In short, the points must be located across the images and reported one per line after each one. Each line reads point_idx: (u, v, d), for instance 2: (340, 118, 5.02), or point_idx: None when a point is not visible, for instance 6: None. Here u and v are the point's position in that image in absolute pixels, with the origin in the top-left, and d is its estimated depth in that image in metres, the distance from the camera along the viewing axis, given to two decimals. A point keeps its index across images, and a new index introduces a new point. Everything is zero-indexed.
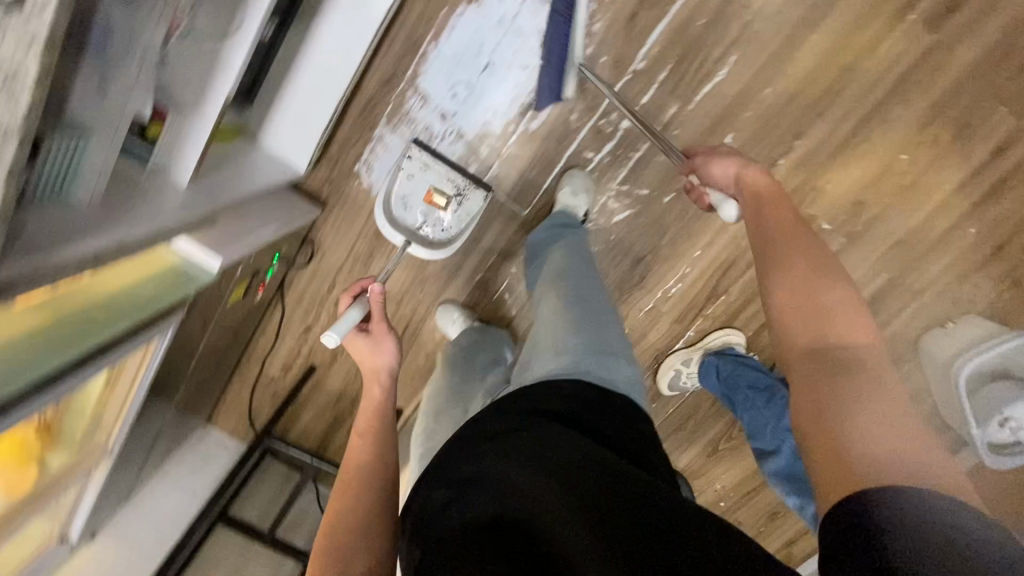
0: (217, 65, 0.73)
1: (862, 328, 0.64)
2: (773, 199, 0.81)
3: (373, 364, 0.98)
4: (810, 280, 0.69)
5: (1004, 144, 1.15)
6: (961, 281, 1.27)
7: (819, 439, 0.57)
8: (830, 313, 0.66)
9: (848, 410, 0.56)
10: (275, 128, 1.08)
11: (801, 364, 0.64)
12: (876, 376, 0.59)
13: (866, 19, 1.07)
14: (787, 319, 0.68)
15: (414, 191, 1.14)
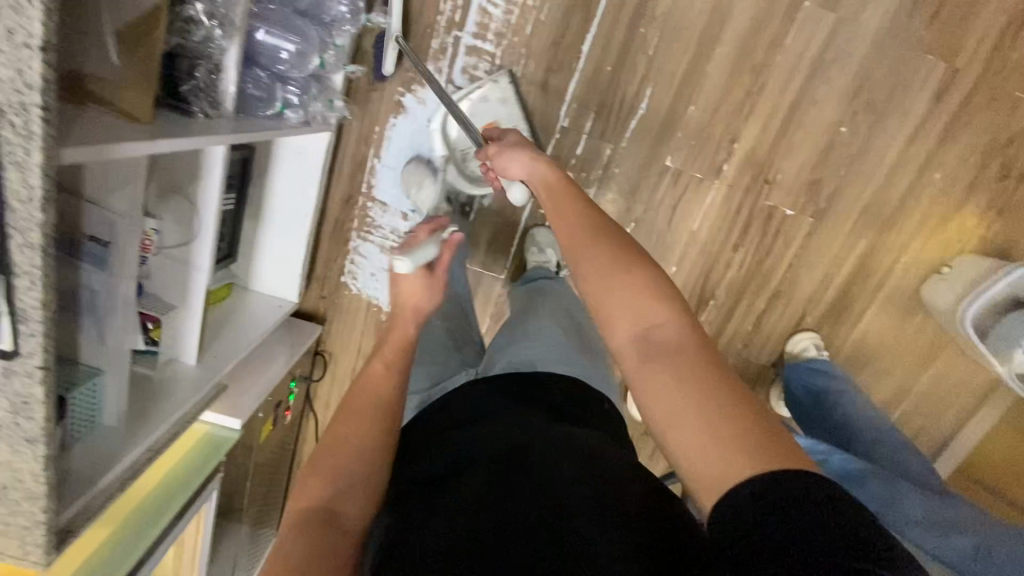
0: (188, 263, 0.83)
1: (666, 305, 0.64)
2: (567, 188, 0.78)
3: (416, 304, 0.89)
4: (615, 266, 0.66)
5: (941, 89, 1.15)
6: (943, 225, 1.26)
7: (681, 427, 0.56)
8: (641, 299, 0.64)
9: (695, 397, 0.56)
10: (261, 273, 1.20)
11: (630, 356, 0.62)
12: (699, 361, 0.59)
13: (764, 18, 1.10)
14: (603, 312, 0.66)
15: (480, 115, 1.13)
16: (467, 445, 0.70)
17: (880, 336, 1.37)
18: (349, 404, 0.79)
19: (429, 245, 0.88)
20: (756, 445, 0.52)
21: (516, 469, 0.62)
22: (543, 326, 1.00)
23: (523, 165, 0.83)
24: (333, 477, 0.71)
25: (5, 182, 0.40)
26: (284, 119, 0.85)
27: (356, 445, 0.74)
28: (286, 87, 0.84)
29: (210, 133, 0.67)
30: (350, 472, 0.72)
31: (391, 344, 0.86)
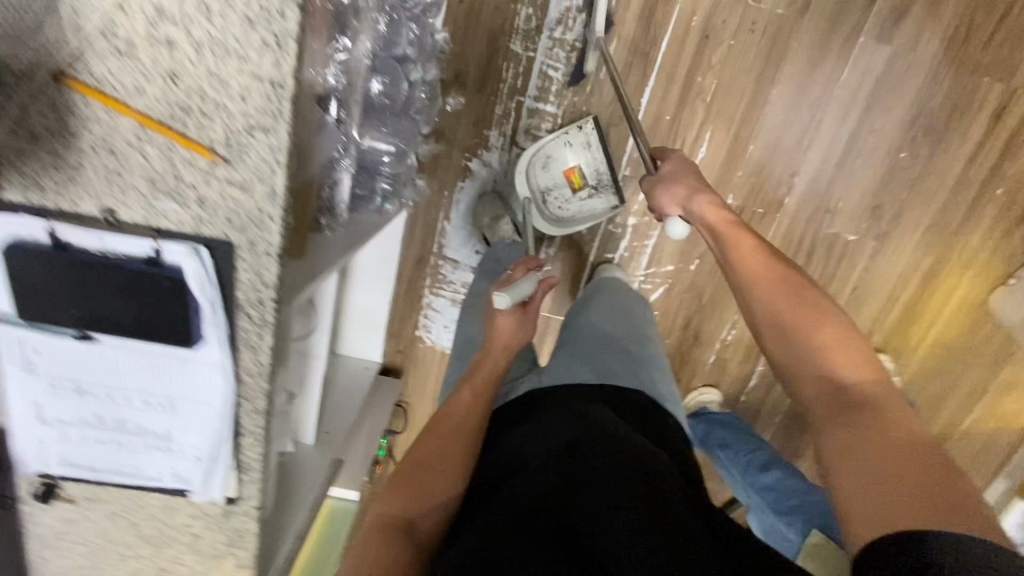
0: (309, 355, 0.89)
1: (867, 365, 0.69)
2: (746, 234, 0.85)
3: (509, 340, 0.88)
4: (814, 320, 0.74)
5: (1000, 109, 1.16)
6: (1008, 239, 1.27)
7: (861, 471, 0.59)
8: (841, 352, 0.71)
9: (881, 444, 0.60)
10: (345, 337, 1.26)
11: (822, 404, 0.68)
12: (897, 417, 0.64)
13: (818, 58, 1.12)
14: (790, 348, 0.74)
15: (561, 159, 1.17)
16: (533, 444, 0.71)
17: (949, 348, 1.38)
18: (435, 424, 0.77)
19: (528, 282, 0.90)
20: (931, 503, 0.54)
21: (581, 474, 0.63)
22: (613, 335, 0.97)
23: (681, 196, 0.93)
24: (412, 487, 0.70)
25: (240, 358, 0.51)
26: (384, 211, 0.91)
27: (437, 459, 0.72)
28: (381, 182, 0.87)
29: (332, 260, 0.71)
30: (433, 485, 0.70)
31: (482, 376, 0.84)
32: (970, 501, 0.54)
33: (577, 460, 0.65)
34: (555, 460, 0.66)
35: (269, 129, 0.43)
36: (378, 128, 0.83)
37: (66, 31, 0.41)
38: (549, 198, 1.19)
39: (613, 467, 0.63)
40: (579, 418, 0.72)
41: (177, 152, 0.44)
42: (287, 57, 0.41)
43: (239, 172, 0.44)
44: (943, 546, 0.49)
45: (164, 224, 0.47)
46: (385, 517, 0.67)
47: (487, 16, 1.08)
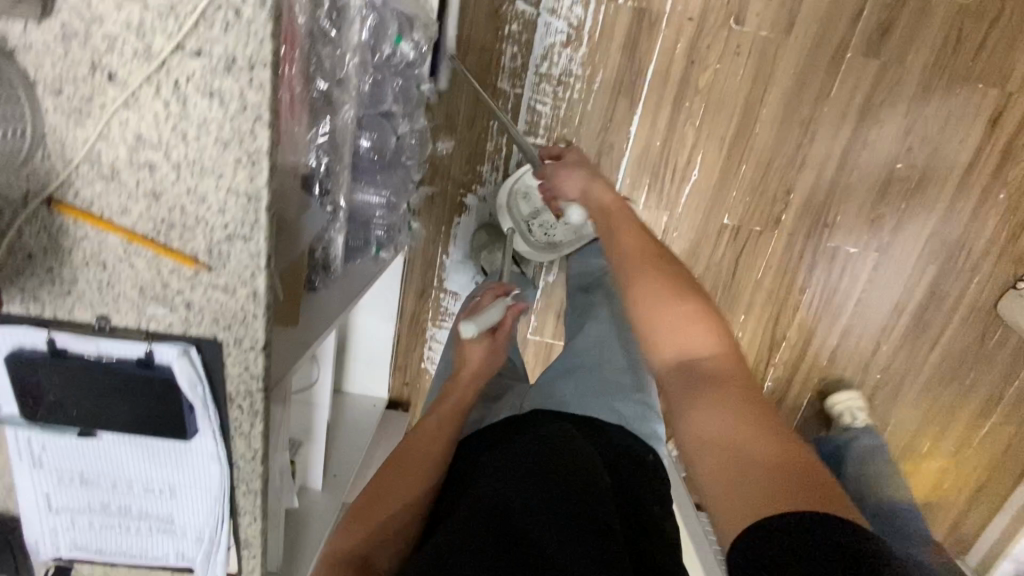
0: (313, 404, 0.91)
1: (715, 336, 0.68)
2: (626, 214, 0.87)
3: (477, 368, 0.88)
4: (668, 296, 0.72)
5: (995, 114, 1.15)
6: (1014, 242, 1.25)
7: (714, 451, 0.57)
8: (689, 326, 0.69)
9: (730, 417, 0.59)
10: (353, 374, 1.28)
11: (671, 379, 0.67)
12: (742, 388, 0.62)
13: (806, 75, 1.12)
14: (654, 326, 0.71)
15: (540, 187, 1.16)
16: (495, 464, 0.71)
17: (961, 354, 1.36)
18: (404, 449, 0.77)
19: (496, 309, 0.90)
20: (778, 480, 0.52)
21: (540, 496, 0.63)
22: (599, 362, 0.94)
23: (578, 182, 0.95)
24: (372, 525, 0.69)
25: (233, 448, 0.46)
26: (381, 258, 0.93)
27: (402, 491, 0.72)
28: (376, 230, 0.89)
29: (327, 322, 0.72)
30: (395, 521, 0.70)
31: (450, 405, 0.84)
32: (816, 473, 0.53)
33: (540, 480, 0.65)
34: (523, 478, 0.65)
35: (250, 236, 0.39)
36: (371, 181, 0.85)
37: (43, 135, 0.37)
38: (535, 226, 1.17)
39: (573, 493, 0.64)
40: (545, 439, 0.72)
41: (160, 259, 0.40)
42: (272, 167, 0.38)
43: (224, 275, 0.41)
44: (806, 521, 0.46)
45: (148, 327, 0.42)
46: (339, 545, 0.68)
47: (473, 58, 1.10)
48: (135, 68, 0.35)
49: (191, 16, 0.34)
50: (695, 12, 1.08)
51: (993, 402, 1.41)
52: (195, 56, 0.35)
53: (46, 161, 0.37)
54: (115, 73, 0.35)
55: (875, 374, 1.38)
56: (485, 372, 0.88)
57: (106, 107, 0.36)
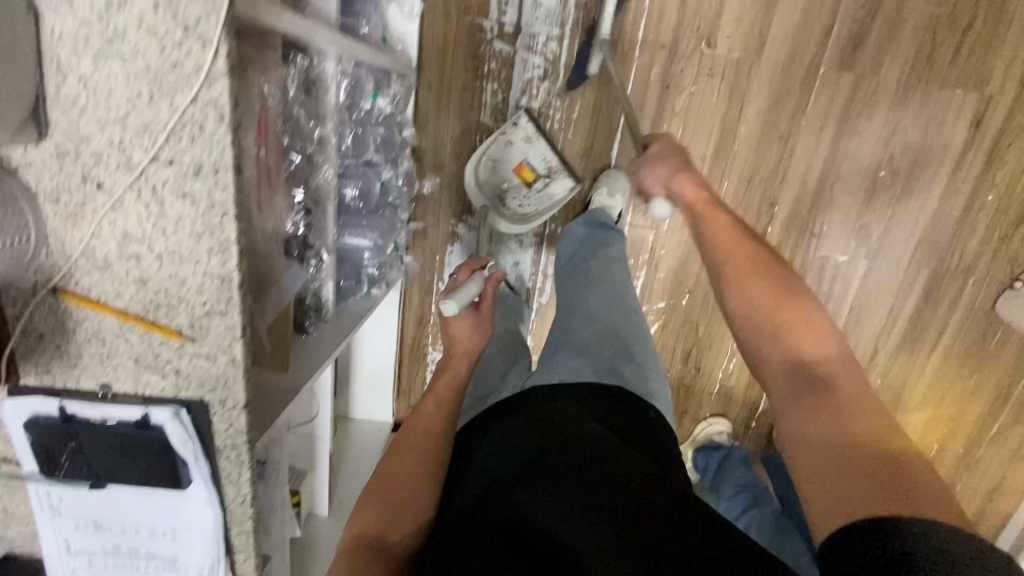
0: (315, 435, 0.96)
1: (825, 343, 0.73)
2: (718, 212, 0.88)
3: (466, 345, 0.96)
4: (779, 302, 0.77)
5: (977, 119, 1.15)
6: (1006, 243, 1.24)
7: (813, 455, 0.63)
8: (799, 331, 0.74)
9: (835, 419, 0.65)
10: (357, 402, 1.33)
11: (781, 381, 0.72)
12: (852, 397, 0.67)
13: (781, 92, 1.14)
14: (761, 330, 0.76)
15: (508, 158, 1.18)
16: (496, 460, 0.73)
17: (962, 356, 1.35)
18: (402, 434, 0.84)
19: (472, 285, 0.98)
20: (871, 486, 0.57)
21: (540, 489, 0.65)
22: (585, 332, 1.00)
23: (664, 175, 0.95)
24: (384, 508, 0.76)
25: (226, 494, 0.51)
26: (371, 296, 0.97)
27: (407, 478, 0.78)
28: (368, 270, 0.95)
29: (323, 358, 0.78)
30: (411, 505, 0.77)
31: (446, 382, 0.93)
32: (915, 481, 0.57)
33: (536, 474, 0.67)
34: (516, 476, 0.68)
35: (227, 311, 0.45)
36: (358, 226, 0.91)
37: (45, 236, 0.43)
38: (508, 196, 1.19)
39: (569, 472, 0.65)
40: (544, 427, 0.73)
41: (151, 335, 0.46)
42: (241, 253, 0.43)
43: (206, 345, 0.46)
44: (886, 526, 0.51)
45: (146, 391, 0.48)
46: (360, 536, 0.73)
47: (456, 95, 1.16)
48: (120, 177, 0.41)
49: (163, 133, 0.40)
50: (666, 39, 1.11)
51: (1000, 403, 1.39)
52: (168, 165, 0.40)
53: (49, 257, 0.43)
54: (103, 182, 0.41)
55: (874, 379, 1.39)
56: (473, 347, 0.96)
57: (98, 209, 0.42)
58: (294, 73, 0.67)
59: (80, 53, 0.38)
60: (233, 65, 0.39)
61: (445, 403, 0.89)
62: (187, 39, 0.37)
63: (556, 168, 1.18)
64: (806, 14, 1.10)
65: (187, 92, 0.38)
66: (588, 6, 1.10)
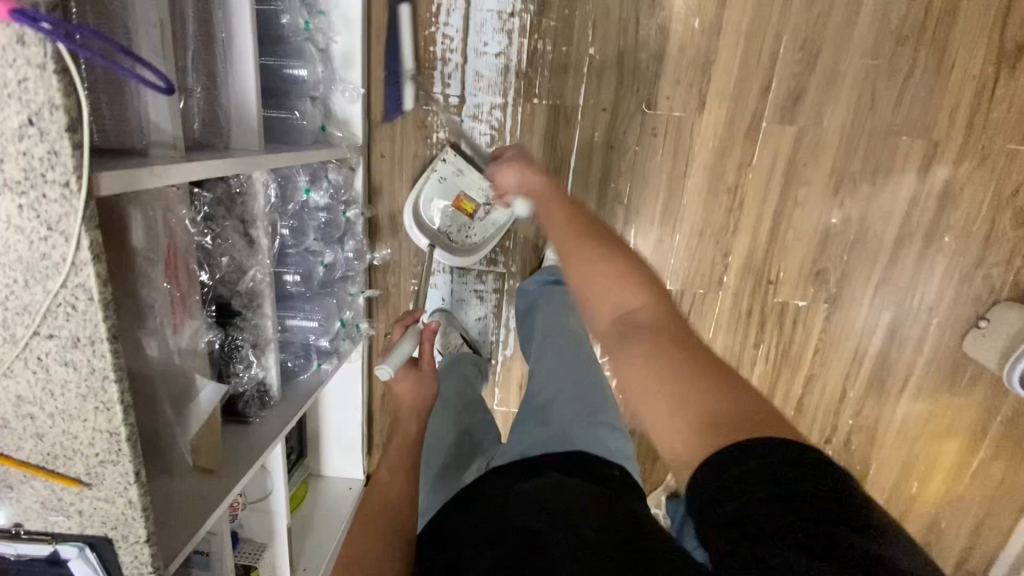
0: (272, 512, 0.98)
1: (645, 288, 0.68)
2: (558, 211, 0.82)
3: (413, 402, 0.92)
4: (597, 253, 0.72)
5: (924, 164, 1.15)
6: (968, 282, 1.23)
7: (651, 402, 0.55)
8: (621, 281, 0.69)
9: (665, 361, 0.57)
10: (328, 460, 1.35)
11: (611, 339, 0.65)
12: (671, 332, 0.62)
13: (725, 147, 1.16)
14: (586, 283, 0.71)
15: (444, 195, 1.18)
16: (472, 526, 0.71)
17: (933, 395, 1.33)
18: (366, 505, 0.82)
19: (409, 342, 0.95)
20: (722, 420, 0.50)
21: (537, 565, 0.60)
22: (547, 392, 1.01)
23: (516, 175, 0.90)
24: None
25: None
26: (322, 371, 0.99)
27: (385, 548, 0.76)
28: (317, 347, 0.99)
29: (265, 446, 0.80)
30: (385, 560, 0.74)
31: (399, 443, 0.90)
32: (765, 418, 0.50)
33: (520, 544, 0.63)
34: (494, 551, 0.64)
35: (118, 459, 0.48)
36: (302, 309, 0.95)
37: None
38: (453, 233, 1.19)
39: (549, 519, 0.64)
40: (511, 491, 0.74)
41: (52, 481, 0.49)
42: (126, 409, 0.46)
43: (104, 489, 0.49)
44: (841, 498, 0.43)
45: (55, 529, 0.51)
46: None
47: (407, 164, 1.19)
48: (7, 351, 0.44)
49: (41, 314, 0.43)
50: (607, 103, 1.14)
51: (977, 440, 1.37)
52: (49, 338, 0.44)
53: None
54: None
55: (846, 420, 1.37)
56: (422, 403, 0.92)
57: None
58: (211, 195, 0.71)
59: None
60: (98, 252, 0.42)
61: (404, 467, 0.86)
62: (52, 234, 0.41)
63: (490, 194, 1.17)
64: (743, 72, 1.11)
65: (60, 280, 0.42)
66: (528, 75, 1.12)
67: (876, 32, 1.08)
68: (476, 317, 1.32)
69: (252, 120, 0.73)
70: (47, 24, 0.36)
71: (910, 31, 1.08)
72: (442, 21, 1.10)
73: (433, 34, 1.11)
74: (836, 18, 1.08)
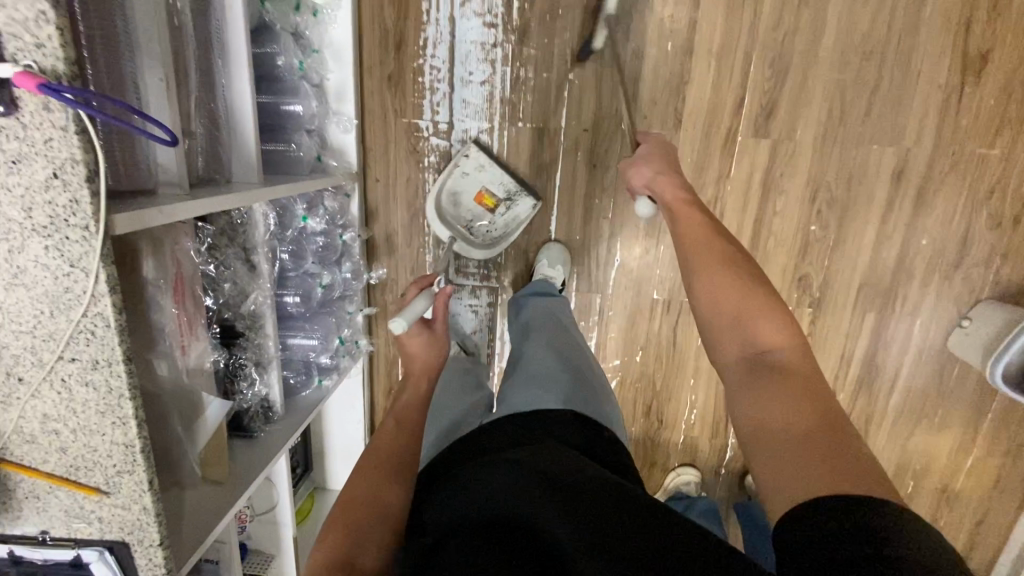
0: (278, 521, 1.03)
1: (787, 333, 0.71)
2: (691, 211, 0.89)
3: (424, 363, 0.97)
4: (742, 292, 0.75)
5: (897, 171, 1.20)
6: (949, 283, 1.26)
7: (765, 434, 0.62)
8: (759, 316, 0.73)
9: (785, 402, 0.63)
10: (333, 473, 1.40)
11: (737, 367, 0.71)
12: (805, 380, 0.66)
13: (703, 162, 1.21)
14: (716, 314, 0.76)
15: (467, 189, 1.23)
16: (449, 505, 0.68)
17: (922, 394, 1.35)
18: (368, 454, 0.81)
19: (424, 299, 0.96)
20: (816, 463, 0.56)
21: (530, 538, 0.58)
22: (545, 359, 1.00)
23: (646, 177, 0.98)
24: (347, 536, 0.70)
25: None
26: (323, 387, 1.06)
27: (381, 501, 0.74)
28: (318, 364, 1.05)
29: (269, 457, 0.86)
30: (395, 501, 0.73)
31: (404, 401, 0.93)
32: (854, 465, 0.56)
33: (508, 527, 0.60)
34: (479, 532, 0.60)
35: (134, 469, 0.53)
36: (302, 328, 1.02)
37: None
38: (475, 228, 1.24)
39: (542, 498, 0.60)
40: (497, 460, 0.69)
41: (74, 491, 0.54)
42: (139, 423, 0.52)
43: (121, 497, 0.55)
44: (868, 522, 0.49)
45: (76, 535, 0.57)
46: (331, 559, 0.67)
47: (401, 188, 1.25)
48: (35, 373, 0.50)
49: (64, 340, 0.49)
50: (589, 124, 1.20)
51: (970, 438, 1.38)
52: (72, 360, 0.50)
53: None
54: (23, 377, 0.50)
55: None
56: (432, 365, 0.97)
57: (19, 398, 0.51)
58: (214, 228, 0.78)
59: None
60: (113, 284, 0.48)
61: (405, 421, 0.88)
62: (73, 270, 0.47)
63: (509, 186, 1.22)
64: (716, 91, 1.17)
65: (81, 309, 0.48)
66: (512, 101, 1.19)
67: (842, 48, 1.13)
68: (472, 330, 1.37)
69: (251, 157, 0.80)
70: (70, 94, 0.42)
71: (875, 46, 1.13)
72: (429, 54, 1.17)
73: (421, 66, 1.18)
74: (802, 37, 1.13)
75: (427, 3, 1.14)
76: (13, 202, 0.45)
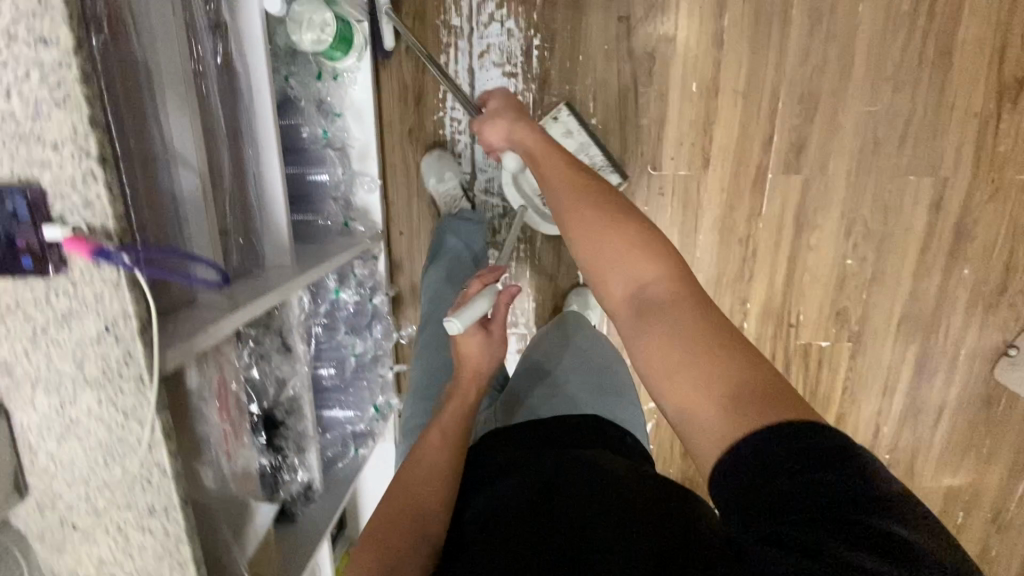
0: None
1: (661, 259, 0.64)
2: (555, 157, 0.77)
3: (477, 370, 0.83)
4: (612, 224, 0.67)
5: (936, 200, 1.16)
6: (993, 311, 1.22)
7: (680, 384, 0.55)
8: (631, 252, 0.65)
9: (685, 346, 0.57)
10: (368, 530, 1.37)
11: (628, 314, 0.63)
12: (693, 306, 0.60)
13: (734, 200, 1.18)
14: (590, 250, 0.67)
15: None
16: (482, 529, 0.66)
17: (969, 423, 1.31)
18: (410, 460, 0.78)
19: (484, 299, 0.80)
20: (762, 405, 0.51)
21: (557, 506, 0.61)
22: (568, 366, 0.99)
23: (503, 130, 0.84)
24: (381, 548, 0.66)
25: None
26: (360, 456, 1.03)
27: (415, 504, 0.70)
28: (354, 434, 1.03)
29: (313, 545, 0.84)
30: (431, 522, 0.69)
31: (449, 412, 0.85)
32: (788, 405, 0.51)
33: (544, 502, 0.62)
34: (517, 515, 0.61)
35: None
36: (337, 400, 1.00)
37: (37, 564, 0.51)
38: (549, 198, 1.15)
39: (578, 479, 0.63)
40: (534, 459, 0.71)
41: None
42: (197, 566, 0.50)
43: None
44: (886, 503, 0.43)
45: None
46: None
47: (425, 240, 1.23)
48: (90, 519, 0.48)
49: (119, 490, 0.47)
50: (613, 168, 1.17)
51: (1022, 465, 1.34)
52: (126, 508, 0.48)
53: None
54: (78, 524, 0.49)
55: (883, 454, 1.36)
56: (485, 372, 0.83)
57: (75, 543, 0.49)
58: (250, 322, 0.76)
59: (45, 437, 0.46)
60: (169, 432, 0.46)
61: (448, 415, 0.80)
62: (128, 422, 0.45)
63: (596, 159, 1.13)
64: (744, 129, 1.14)
65: (136, 461, 0.46)
66: None
67: (873, 81, 1.10)
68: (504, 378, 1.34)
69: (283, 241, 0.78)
70: (125, 255, 0.41)
71: (907, 76, 1.10)
72: (448, 106, 1.15)
73: (441, 118, 1.16)
74: (831, 71, 1.10)
75: (444, 57, 1.12)
76: (65, 357, 0.44)
